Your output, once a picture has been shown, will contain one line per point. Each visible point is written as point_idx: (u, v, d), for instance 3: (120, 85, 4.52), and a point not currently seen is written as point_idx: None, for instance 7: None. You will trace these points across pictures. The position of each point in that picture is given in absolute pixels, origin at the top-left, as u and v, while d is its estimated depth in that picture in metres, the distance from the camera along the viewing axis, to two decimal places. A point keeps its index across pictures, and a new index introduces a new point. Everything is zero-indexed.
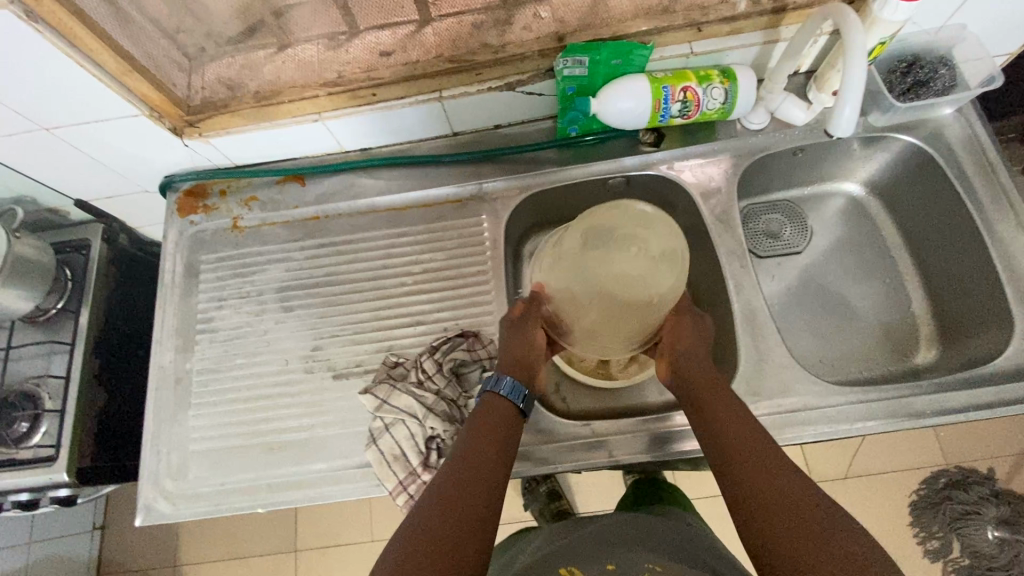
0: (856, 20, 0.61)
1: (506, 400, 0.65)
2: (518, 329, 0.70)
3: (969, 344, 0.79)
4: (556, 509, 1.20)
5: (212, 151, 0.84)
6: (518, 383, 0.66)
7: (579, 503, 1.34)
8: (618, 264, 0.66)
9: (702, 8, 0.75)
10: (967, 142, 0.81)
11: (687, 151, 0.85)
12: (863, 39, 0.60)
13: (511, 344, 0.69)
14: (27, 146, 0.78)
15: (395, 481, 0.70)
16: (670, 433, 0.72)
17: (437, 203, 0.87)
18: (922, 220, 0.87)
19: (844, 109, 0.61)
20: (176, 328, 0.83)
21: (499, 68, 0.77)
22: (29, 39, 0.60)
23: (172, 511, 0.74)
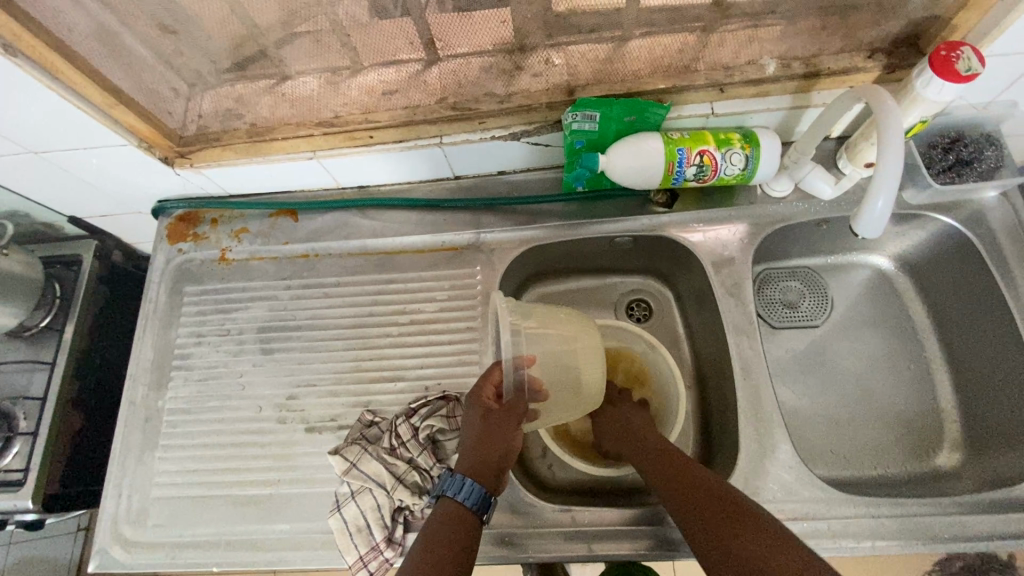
0: (893, 104, 0.55)
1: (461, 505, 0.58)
2: (491, 432, 0.61)
3: (1001, 457, 0.72)
4: None
5: (204, 181, 0.81)
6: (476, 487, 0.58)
7: None
8: (580, 359, 0.67)
9: (726, 68, 0.69)
10: (1012, 230, 0.74)
11: (701, 214, 0.79)
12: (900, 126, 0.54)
13: (478, 446, 0.61)
14: (17, 167, 0.77)
15: (355, 555, 0.65)
16: (656, 530, 0.66)
17: (431, 249, 0.83)
18: (956, 309, 0.79)
19: (877, 203, 0.54)
20: (153, 361, 0.80)
21: (503, 118, 0.72)
22: (9, 70, 0.58)
23: (127, 560, 0.71)
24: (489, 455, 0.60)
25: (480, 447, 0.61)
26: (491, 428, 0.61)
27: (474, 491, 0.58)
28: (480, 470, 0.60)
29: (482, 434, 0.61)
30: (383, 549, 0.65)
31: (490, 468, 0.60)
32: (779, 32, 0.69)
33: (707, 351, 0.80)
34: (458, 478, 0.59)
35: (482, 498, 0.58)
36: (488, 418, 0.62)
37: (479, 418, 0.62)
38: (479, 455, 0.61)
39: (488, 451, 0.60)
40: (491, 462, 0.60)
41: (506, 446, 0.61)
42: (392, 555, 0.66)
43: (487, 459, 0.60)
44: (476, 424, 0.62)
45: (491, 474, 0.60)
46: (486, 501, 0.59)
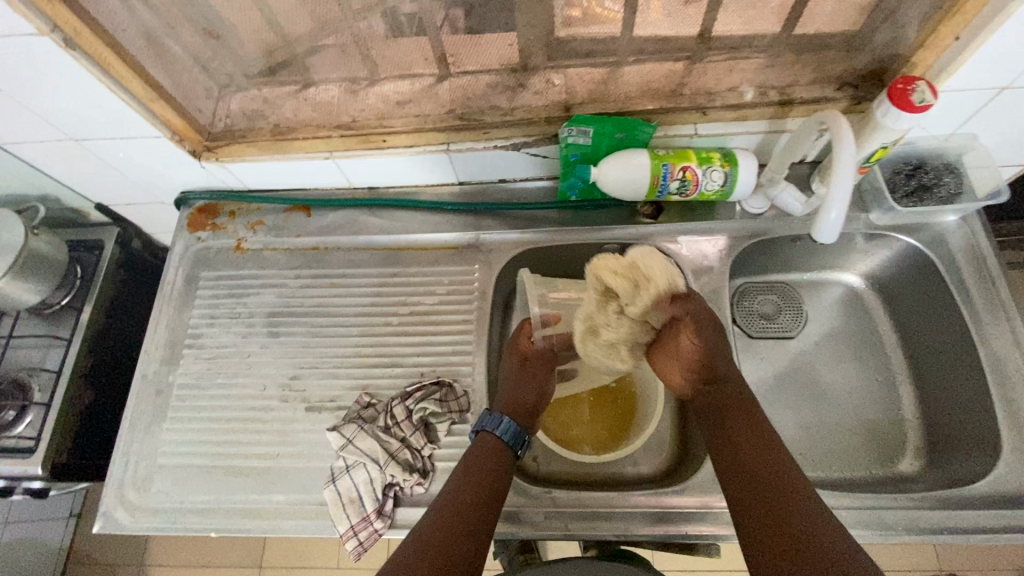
0: (849, 128, 0.61)
1: (497, 438, 0.70)
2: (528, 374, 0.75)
3: (956, 462, 0.76)
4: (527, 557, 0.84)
5: (227, 174, 0.87)
6: (515, 428, 0.70)
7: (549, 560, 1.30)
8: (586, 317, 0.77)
9: (709, 93, 0.76)
10: (969, 252, 0.80)
11: (685, 226, 0.86)
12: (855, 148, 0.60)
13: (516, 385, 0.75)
14: (57, 153, 0.83)
15: (347, 524, 0.70)
16: (629, 513, 0.71)
17: (433, 247, 0.89)
18: (920, 324, 0.85)
19: (831, 213, 0.61)
20: (167, 339, 0.86)
21: (506, 129, 0.79)
22: (66, 63, 0.65)
23: (130, 523, 0.74)
24: (525, 397, 0.74)
25: (517, 389, 0.74)
26: (525, 373, 0.75)
27: (509, 427, 0.70)
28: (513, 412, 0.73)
29: (518, 379, 0.75)
30: (373, 520, 0.70)
31: (523, 407, 0.74)
32: (757, 64, 0.76)
33: None
34: (497, 415, 0.71)
35: (515, 434, 0.70)
36: (523, 365, 0.75)
37: (514, 366, 0.76)
38: (513, 397, 0.74)
39: (521, 394, 0.74)
40: (524, 405, 0.74)
41: (536, 392, 0.75)
42: (381, 526, 0.70)
43: (521, 401, 0.74)
44: (513, 370, 0.76)
45: (523, 414, 0.73)
46: (520, 437, 0.71)
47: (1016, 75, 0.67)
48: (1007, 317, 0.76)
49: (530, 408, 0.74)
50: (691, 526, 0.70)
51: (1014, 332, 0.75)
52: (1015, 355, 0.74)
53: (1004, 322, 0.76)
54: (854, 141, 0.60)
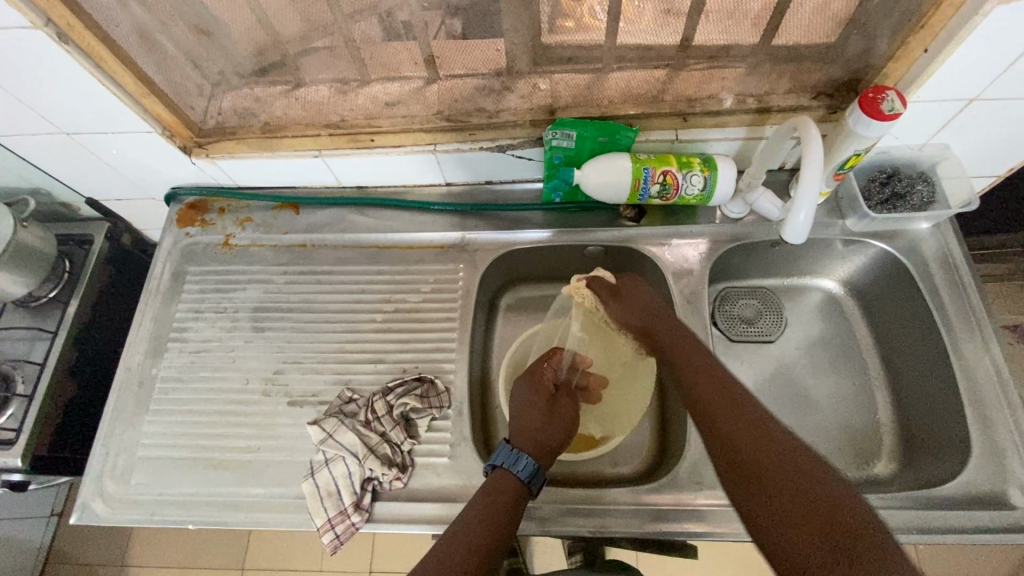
0: (818, 135, 0.64)
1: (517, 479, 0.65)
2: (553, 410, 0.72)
3: (928, 464, 0.78)
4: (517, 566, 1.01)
5: (217, 171, 0.89)
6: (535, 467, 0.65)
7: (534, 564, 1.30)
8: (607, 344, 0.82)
9: (689, 100, 0.79)
10: (941, 259, 0.82)
11: (666, 230, 0.88)
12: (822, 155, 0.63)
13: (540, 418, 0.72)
14: (49, 147, 0.84)
15: (324, 517, 0.70)
16: (605, 510, 0.72)
17: (420, 246, 0.90)
18: (895, 329, 0.86)
19: (799, 216, 0.64)
20: (152, 332, 0.86)
21: (491, 131, 0.81)
22: (60, 56, 0.67)
23: (107, 514, 0.74)
24: (551, 436, 0.70)
25: (541, 426, 0.70)
26: (552, 410, 0.72)
27: (526, 464, 0.65)
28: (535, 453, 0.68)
29: (545, 416, 0.71)
30: (351, 513, 0.70)
31: (549, 445, 0.69)
32: (738, 72, 0.78)
33: None
34: (515, 452, 0.66)
35: (535, 472, 0.66)
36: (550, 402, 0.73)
37: (541, 403, 0.73)
38: (540, 435, 0.69)
39: (547, 430, 0.70)
40: (547, 442, 0.69)
41: (562, 431, 0.71)
42: (358, 520, 0.70)
43: (546, 437, 0.69)
44: (536, 406, 0.72)
45: (546, 454, 0.68)
46: (538, 476, 0.66)
47: (981, 87, 0.70)
48: (979, 322, 0.78)
49: (553, 448, 0.69)
50: (665, 524, 0.71)
51: (983, 337, 0.77)
52: (986, 360, 0.76)
53: (975, 328, 0.77)
54: (822, 141, 0.63)
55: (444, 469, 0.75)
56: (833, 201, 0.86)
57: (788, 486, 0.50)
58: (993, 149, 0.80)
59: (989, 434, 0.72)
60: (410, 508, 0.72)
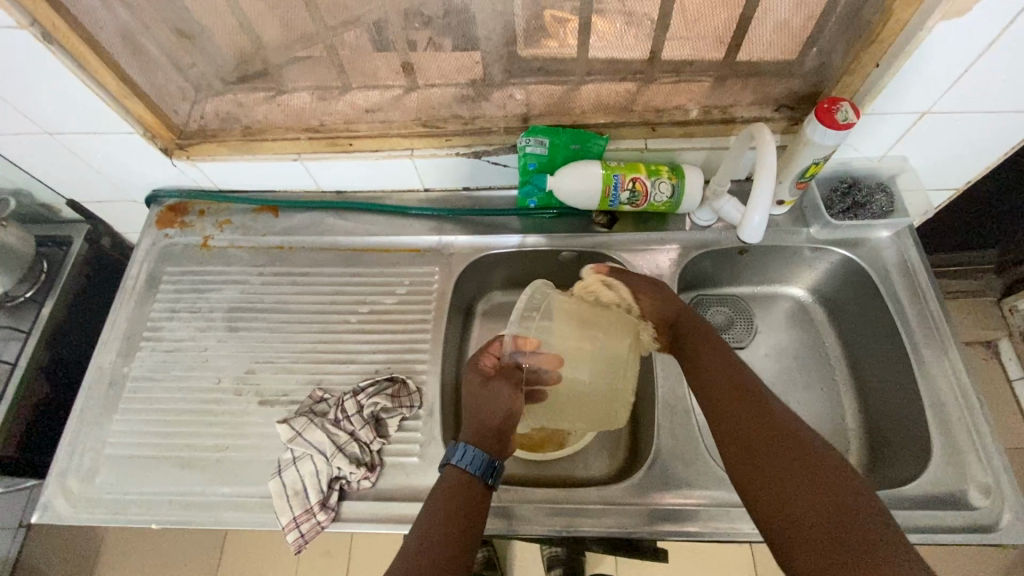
0: (771, 140, 0.67)
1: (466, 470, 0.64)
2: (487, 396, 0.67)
3: (892, 467, 0.79)
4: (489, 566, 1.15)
5: (198, 174, 0.90)
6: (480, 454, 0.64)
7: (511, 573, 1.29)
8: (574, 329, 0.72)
9: (657, 110, 0.81)
10: (901, 266, 0.84)
11: (638, 236, 0.90)
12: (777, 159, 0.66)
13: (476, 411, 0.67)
14: (30, 147, 0.85)
15: (289, 516, 0.70)
16: (571, 509, 0.72)
17: (397, 250, 0.92)
18: (861, 334, 0.88)
19: (753, 218, 0.68)
20: (125, 331, 0.86)
21: (467, 137, 0.83)
22: (44, 56, 0.69)
23: (69, 513, 0.73)
24: (489, 415, 0.66)
25: (479, 411, 0.67)
26: (488, 391, 0.67)
27: (478, 459, 0.64)
28: (481, 439, 0.65)
29: (481, 398, 0.67)
30: (316, 512, 0.70)
31: (489, 430, 0.66)
32: (705, 85, 0.82)
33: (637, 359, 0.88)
34: (464, 448, 0.64)
35: (487, 466, 0.64)
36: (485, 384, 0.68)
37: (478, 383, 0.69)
38: (479, 421, 0.66)
39: (487, 415, 0.66)
40: (490, 424, 0.66)
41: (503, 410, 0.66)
42: (323, 519, 0.70)
43: (486, 421, 0.66)
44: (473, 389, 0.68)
45: (493, 440, 0.66)
46: (492, 470, 0.64)
47: (933, 100, 0.73)
48: (937, 327, 0.80)
49: (499, 429, 0.66)
50: (632, 522, 0.71)
51: (942, 341, 0.79)
52: (944, 364, 0.77)
53: (934, 332, 0.79)
54: (777, 147, 0.66)
55: (413, 468, 0.74)
56: (798, 210, 0.89)
57: (817, 510, 0.52)
58: (946, 161, 0.84)
59: (949, 434, 0.73)
60: (378, 507, 0.72)
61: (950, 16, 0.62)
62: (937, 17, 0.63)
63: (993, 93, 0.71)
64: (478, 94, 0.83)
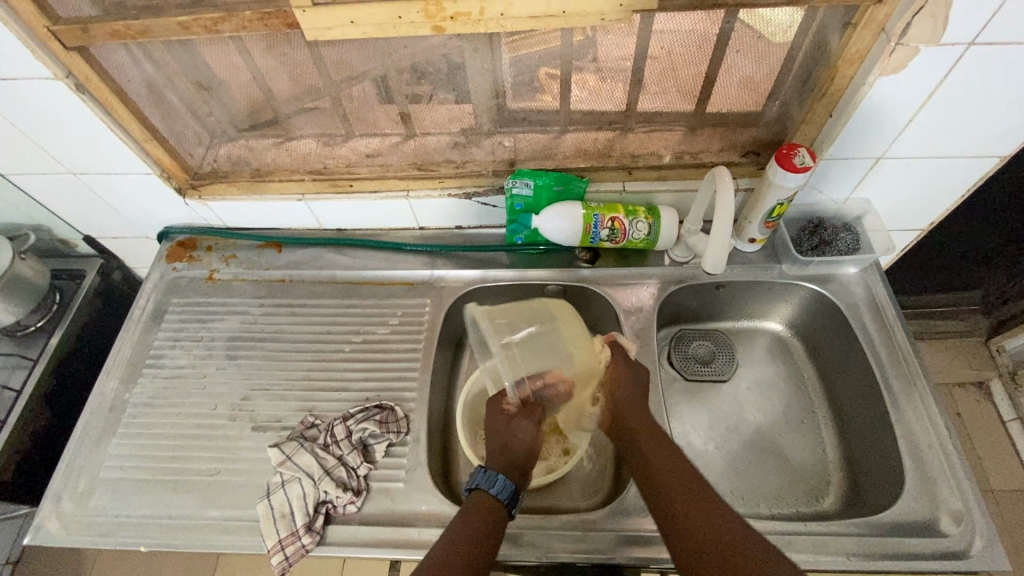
0: (730, 183, 0.75)
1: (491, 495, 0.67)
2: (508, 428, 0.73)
3: (871, 496, 0.80)
4: None
5: (209, 212, 0.97)
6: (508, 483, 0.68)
7: None
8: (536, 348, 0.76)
9: (633, 156, 0.89)
10: (868, 300, 0.89)
11: (619, 272, 0.95)
12: (729, 201, 0.75)
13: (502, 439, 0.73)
14: (54, 186, 0.93)
15: (275, 539, 0.71)
16: (553, 534, 0.73)
17: (392, 283, 0.97)
18: (836, 366, 0.91)
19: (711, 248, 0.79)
20: (128, 358, 0.90)
21: (458, 180, 0.90)
22: (76, 104, 0.77)
23: (60, 535, 0.75)
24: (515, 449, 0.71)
25: (501, 445, 0.72)
26: (510, 426, 0.73)
27: (499, 483, 0.68)
28: (506, 470, 0.70)
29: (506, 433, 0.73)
30: (301, 535, 0.71)
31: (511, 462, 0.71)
32: (677, 133, 0.89)
33: None
34: (489, 474, 0.68)
35: (506, 490, 0.67)
36: (508, 420, 0.73)
37: (502, 421, 0.74)
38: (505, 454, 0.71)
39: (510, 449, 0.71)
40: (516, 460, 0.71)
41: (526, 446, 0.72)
42: (309, 542, 0.71)
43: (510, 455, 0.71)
44: (498, 426, 0.74)
45: (520, 473, 0.71)
46: (509, 494, 0.67)
47: (884, 148, 0.80)
48: (904, 356, 0.83)
49: (520, 462, 0.71)
50: (613, 548, 0.72)
51: (910, 371, 0.82)
52: (911, 392, 0.80)
53: (902, 363, 0.83)
54: (734, 191, 0.75)
55: (398, 493, 0.76)
56: (769, 248, 0.94)
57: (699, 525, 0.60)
58: (906, 202, 0.90)
59: (920, 462, 0.75)
60: (363, 532, 0.73)
61: (889, 72, 0.70)
62: (877, 73, 0.70)
63: (939, 139, 0.78)
64: (470, 142, 0.90)
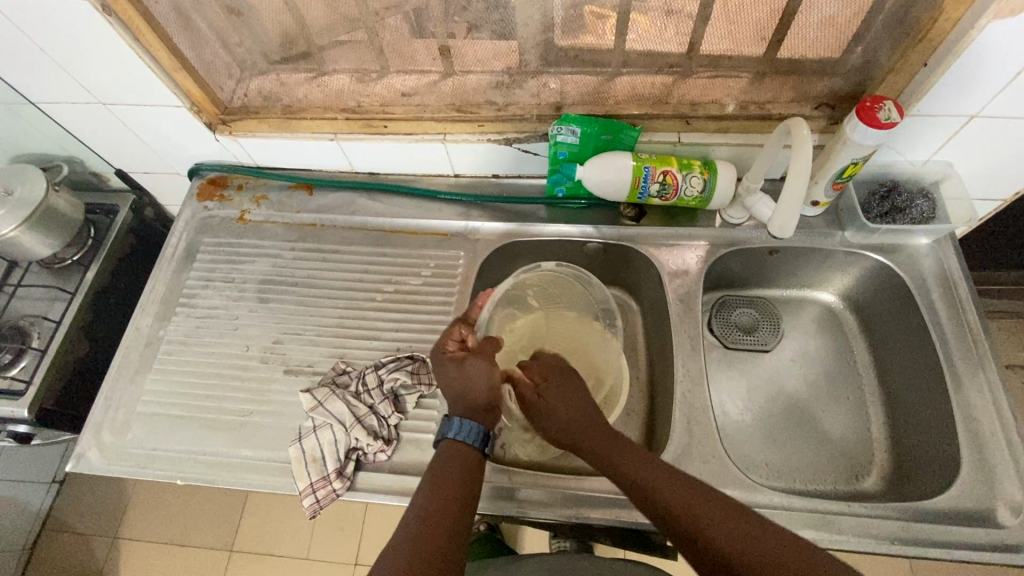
0: (808, 136, 0.68)
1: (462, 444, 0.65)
2: (451, 368, 0.69)
3: (916, 480, 0.77)
4: (497, 543, 1.20)
5: (239, 149, 0.94)
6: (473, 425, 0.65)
7: (522, 545, 1.31)
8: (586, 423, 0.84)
9: (692, 104, 0.80)
10: (938, 274, 0.82)
11: (666, 230, 0.89)
12: (806, 156, 0.67)
13: (447, 381, 0.69)
14: (84, 115, 0.90)
15: (306, 482, 0.72)
16: (582, 496, 0.72)
17: (425, 233, 0.93)
18: (892, 343, 0.85)
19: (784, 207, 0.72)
20: (162, 296, 0.90)
21: (499, 124, 0.83)
22: (100, 25, 0.72)
23: (101, 463, 0.77)
24: (476, 393, 0.67)
25: (461, 393, 0.68)
26: (466, 373, 0.68)
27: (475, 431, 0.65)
28: (474, 414, 0.67)
29: (464, 383, 0.68)
30: (332, 480, 0.72)
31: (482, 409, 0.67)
32: (743, 80, 0.80)
33: (658, 352, 0.88)
34: (456, 422, 0.65)
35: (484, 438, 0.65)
36: (458, 365, 0.69)
37: (453, 366, 0.69)
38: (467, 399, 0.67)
39: (471, 394, 0.67)
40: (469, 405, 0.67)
41: (467, 391, 0.68)
42: (338, 487, 0.72)
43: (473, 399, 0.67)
44: (452, 374, 0.69)
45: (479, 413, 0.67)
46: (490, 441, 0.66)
47: (981, 104, 0.71)
48: (972, 333, 0.77)
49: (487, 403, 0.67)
50: (644, 513, 0.71)
51: (978, 355, 0.76)
52: (975, 373, 0.75)
53: (970, 344, 0.76)
54: (812, 147, 0.68)
55: (428, 445, 0.76)
56: (832, 213, 0.87)
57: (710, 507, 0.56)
58: (995, 171, 0.81)
59: (980, 452, 0.70)
60: (391, 481, 0.73)
61: (1004, 15, 0.60)
62: (990, 16, 0.61)
63: None
64: (515, 82, 0.83)
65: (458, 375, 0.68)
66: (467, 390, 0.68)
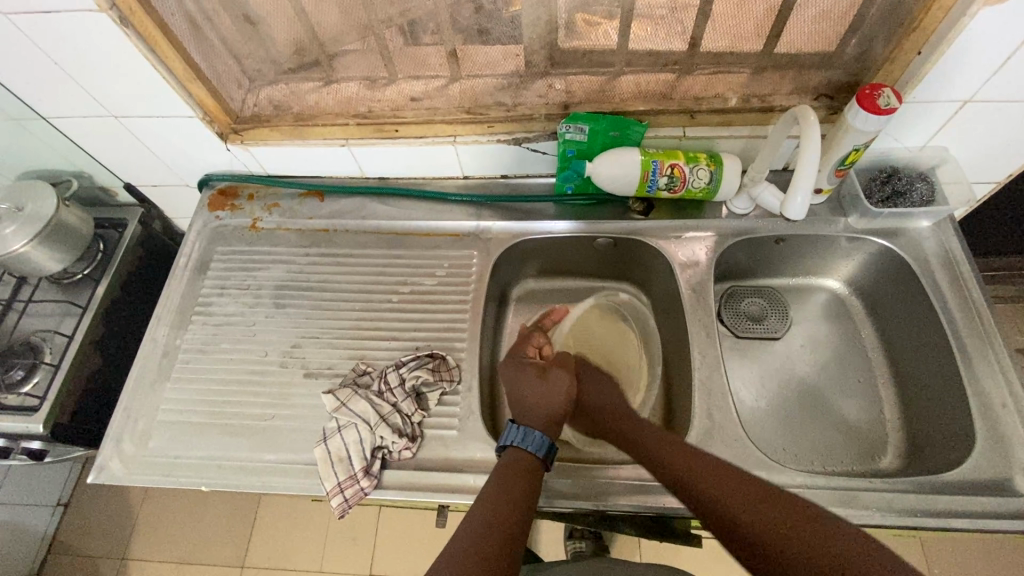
0: (815, 125, 0.70)
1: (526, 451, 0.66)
2: (531, 375, 0.74)
3: (931, 455, 0.78)
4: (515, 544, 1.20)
5: (251, 158, 0.95)
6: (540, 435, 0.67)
7: (540, 547, 1.31)
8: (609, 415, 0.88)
9: (696, 98, 0.83)
10: (941, 256, 0.84)
11: (675, 222, 0.91)
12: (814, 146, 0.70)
13: (523, 385, 0.73)
14: (95, 129, 0.91)
15: (333, 481, 0.72)
16: (608, 484, 0.73)
17: (437, 234, 0.95)
18: (899, 324, 0.88)
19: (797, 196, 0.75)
20: (178, 306, 0.90)
21: (508, 124, 0.85)
22: (118, 38, 0.73)
23: (124, 473, 0.77)
24: (552, 405, 0.71)
25: (535, 401, 0.71)
26: (547, 382, 0.73)
27: (537, 440, 0.67)
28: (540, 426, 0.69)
29: (545, 392, 0.72)
30: (359, 478, 0.72)
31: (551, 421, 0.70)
32: (743, 75, 0.83)
33: (672, 343, 0.90)
34: (521, 429, 0.67)
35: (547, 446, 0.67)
36: (538, 374, 0.74)
37: (535, 376, 0.73)
38: (539, 407, 0.70)
39: (543, 402, 0.71)
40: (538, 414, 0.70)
41: (542, 401, 0.71)
42: (366, 485, 0.72)
43: (544, 409, 0.70)
44: (530, 380, 0.73)
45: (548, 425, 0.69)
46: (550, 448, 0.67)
47: (975, 88, 0.74)
48: (977, 311, 0.79)
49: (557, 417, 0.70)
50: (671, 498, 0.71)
51: (986, 331, 0.78)
52: (983, 350, 0.77)
53: (977, 322, 0.79)
54: (818, 132, 0.70)
55: (452, 440, 0.76)
56: (835, 200, 0.90)
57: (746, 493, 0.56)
58: (989, 153, 0.84)
59: (993, 423, 0.72)
60: (418, 478, 0.73)
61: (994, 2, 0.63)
62: (981, 3, 0.64)
63: None
64: (522, 83, 0.86)
65: (535, 382, 0.73)
66: (542, 396, 0.71)
